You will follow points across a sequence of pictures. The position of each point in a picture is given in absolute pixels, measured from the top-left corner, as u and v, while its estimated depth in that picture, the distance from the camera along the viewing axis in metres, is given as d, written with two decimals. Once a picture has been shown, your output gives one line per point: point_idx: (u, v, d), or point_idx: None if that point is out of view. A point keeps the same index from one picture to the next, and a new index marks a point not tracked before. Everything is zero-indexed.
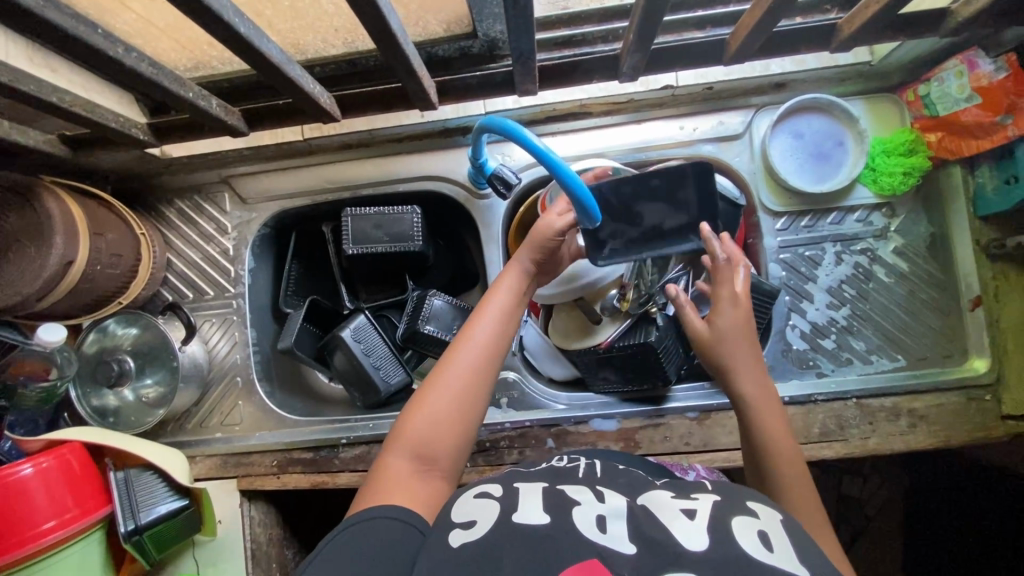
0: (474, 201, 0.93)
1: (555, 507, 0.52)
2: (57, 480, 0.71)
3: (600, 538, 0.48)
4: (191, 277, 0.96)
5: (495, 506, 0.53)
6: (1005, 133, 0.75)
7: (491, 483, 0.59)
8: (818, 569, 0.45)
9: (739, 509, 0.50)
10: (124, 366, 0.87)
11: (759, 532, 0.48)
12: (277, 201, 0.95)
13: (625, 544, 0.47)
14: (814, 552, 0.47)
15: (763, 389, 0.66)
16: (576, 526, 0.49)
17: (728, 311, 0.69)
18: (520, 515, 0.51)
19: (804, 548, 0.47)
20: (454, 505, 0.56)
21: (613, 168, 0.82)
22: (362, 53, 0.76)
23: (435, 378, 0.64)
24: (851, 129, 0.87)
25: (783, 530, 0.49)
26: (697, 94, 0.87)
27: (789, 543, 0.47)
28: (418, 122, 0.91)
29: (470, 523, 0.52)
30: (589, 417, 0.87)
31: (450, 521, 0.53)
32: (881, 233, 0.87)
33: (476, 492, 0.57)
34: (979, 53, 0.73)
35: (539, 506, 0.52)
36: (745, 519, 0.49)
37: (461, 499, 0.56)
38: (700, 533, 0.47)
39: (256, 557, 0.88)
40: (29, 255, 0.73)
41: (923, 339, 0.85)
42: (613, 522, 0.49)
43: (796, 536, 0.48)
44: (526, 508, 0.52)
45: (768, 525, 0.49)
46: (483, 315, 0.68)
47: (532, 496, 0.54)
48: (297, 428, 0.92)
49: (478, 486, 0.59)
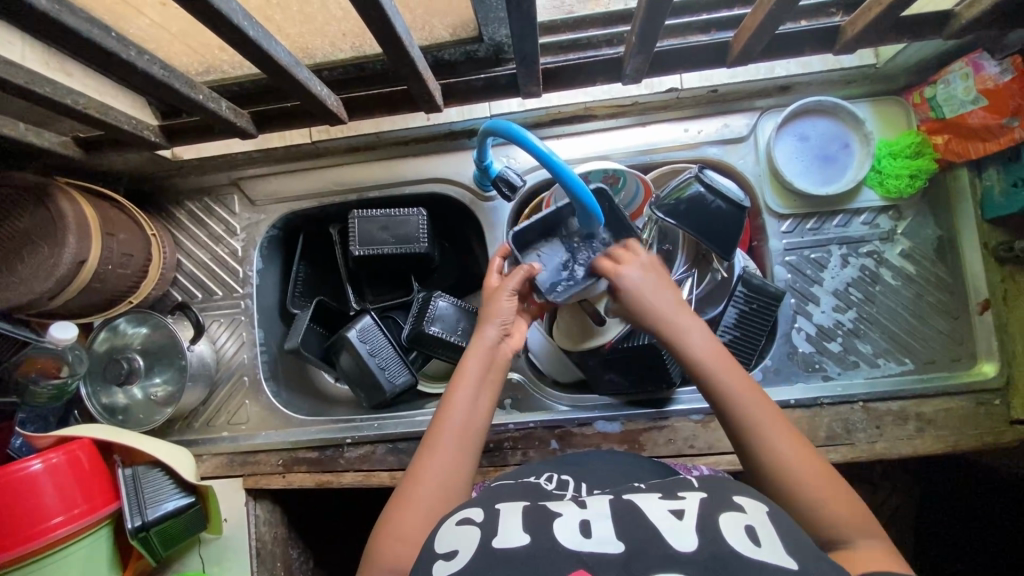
0: (479, 203, 0.93)
1: (534, 526, 0.51)
2: (67, 476, 0.72)
3: (584, 545, 0.48)
4: (201, 278, 0.97)
5: (475, 531, 0.52)
6: (1012, 134, 0.75)
7: (473, 506, 0.57)
8: (809, 561, 0.45)
9: (726, 505, 0.51)
10: (134, 364, 0.88)
11: (746, 526, 0.48)
12: (285, 203, 0.96)
13: (612, 544, 0.47)
14: (800, 539, 0.47)
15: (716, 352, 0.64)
16: (558, 539, 0.48)
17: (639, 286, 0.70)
18: (500, 540, 0.50)
19: (792, 537, 0.47)
20: (435, 535, 0.54)
21: (616, 169, 0.83)
22: (369, 58, 0.77)
23: (410, 481, 0.63)
24: (857, 132, 0.86)
25: (770, 522, 0.49)
26: (702, 96, 0.87)
27: (776, 535, 0.47)
28: (424, 125, 0.92)
29: (452, 554, 0.50)
30: (593, 419, 0.86)
31: (433, 553, 0.51)
32: (888, 236, 0.87)
33: (459, 518, 0.55)
34: (984, 55, 0.74)
35: (519, 525, 0.51)
36: (731, 515, 0.49)
37: (442, 530, 0.54)
38: (689, 532, 0.47)
39: (261, 556, 0.90)
40: (43, 254, 0.74)
41: (931, 342, 0.85)
42: (598, 525, 0.50)
43: (785, 532, 0.48)
44: (507, 531, 0.51)
45: (755, 519, 0.49)
46: (452, 407, 0.67)
47: (513, 516, 0.53)
48: (303, 427, 0.93)
49: (461, 509, 0.57)
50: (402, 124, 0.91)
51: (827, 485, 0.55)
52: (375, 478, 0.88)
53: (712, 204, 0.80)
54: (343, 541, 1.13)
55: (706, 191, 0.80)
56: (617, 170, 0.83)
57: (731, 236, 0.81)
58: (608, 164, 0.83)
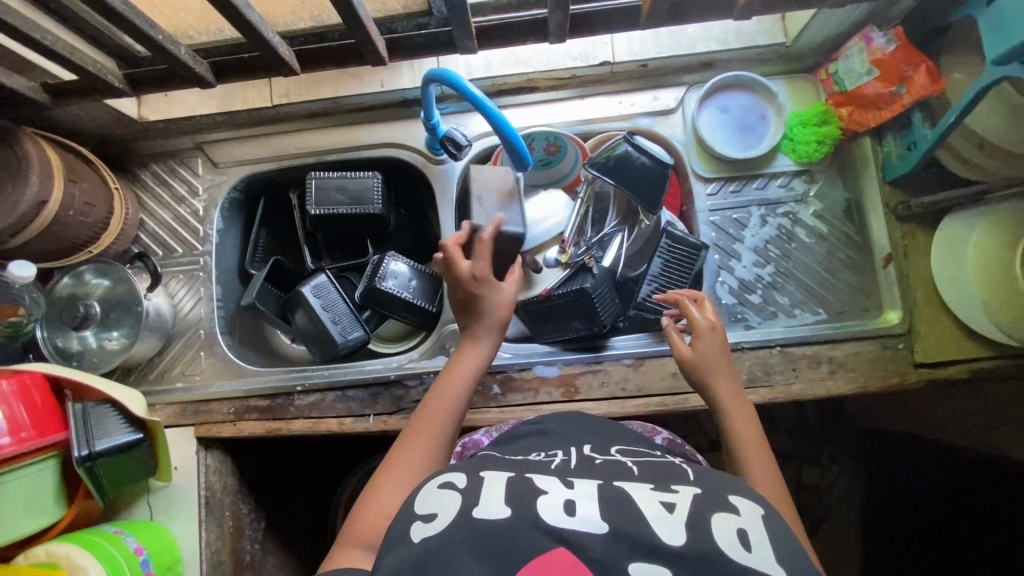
0: (431, 166, 1.00)
1: (518, 498, 0.51)
2: (18, 401, 0.75)
3: (566, 522, 0.48)
4: (162, 236, 1.01)
5: (458, 499, 0.52)
6: (901, 102, 0.84)
7: (456, 471, 0.57)
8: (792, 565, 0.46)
9: (720, 506, 0.50)
10: (90, 309, 0.91)
11: (738, 529, 0.48)
12: (246, 166, 1.02)
13: (596, 525, 0.47)
14: (793, 548, 0.47)
15: (736, 394, 0.73)
16: (541, 513, 0.48)
17: (710, 336, 0.76)
18: (480, 510, 0.50)
19: (781, 543, 0.48)
20: (416, 497, 0.54)
21: (554, 136, 0.94)
22: (328, 28, 0.83)
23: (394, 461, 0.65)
24: (772, 105, 0.95)
25: (765, 530, 0.48)
26: (633, 70, 0.96)
27: (767, 539, 0.47)
28: (379, 92, 0.98)
29: (431, 517, 0.51)
30: (533, 364, 0.91)
31: (412, 512, 0.52)
32: (801, 198, 0.95)
33: (441, 482, 0.55)
34: (873, 29, 0.83)
35: (501, 497, 0.51)
36: (725, 515, 0.49)
37: (423, 494, 0.54)
38: (679, 527, 0.47)
39: (209, 505, 0.92)
40: (7, 192, 0.79)
41: (842, 294, 0.92)
42: (583, 504, 0.49)
43: (777, 533, 0.48)
44: (488, 501, 0.50)
45: (748, 522, 0.49)
46: (440, 402, 0.72)
47: (497, 485, 0.53)
48: (255, 377, 0.97)
49: (442, 473, 0.57)
50: (359, 90, 0.98)
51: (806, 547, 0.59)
52: (323, 424, 0.92)
53: (637, 161, 0.87)
54: (291, 509, 1.15)
55: (633, 150, 0.87)
56: (557, 137, 0.94)
57: (656, 192, 0.88)
58: (550, 130, 0.94)
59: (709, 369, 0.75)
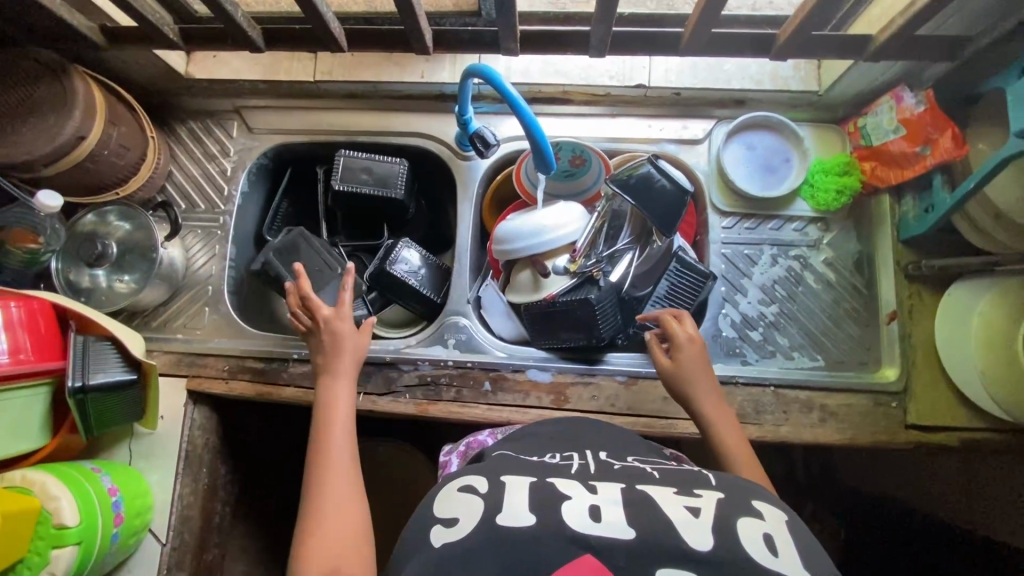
0: (457, 161, 1.02)
1: (540, 503, 0.49)
2: (22, 324, 0.77)
3: (592, 528, 0.46)
4: (188, 190, 1.03)
5: (478, 503, 0.50)
6: (924, 162, 0.84)
7: (476, 474, 0.55)
8: (819, 570, 0.44)
9: (745, 509, 0.49)
10: (106, 248, 0.93)
11: (763, 534, 0.46)
12: (279, 135, 1.05)
13: (622, 531, 0.46)
14: (816, 555, 0.46)
15: (721, 408, 0.74)
16: (565, 519, 0.47)
17: (690, 350, 0.77)
18: (504, 516, 0.48)
19: (810, 551, 0.46)
20: (436, 498, 0.53)
21: (579, 149, 0.96)
22: (378, 14, 0.86)
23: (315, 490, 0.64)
24: (797, 149, 0.97)
25: (788, 533, 0.47)
26: (667, 97, 0.99)
27: (793, 546, 0.46)
28: (417, 81, 1.01)
29: (452, 522, 0.49)
30: (527, 367, 0.92)
31: (431, 518, 0.51)
32: (814, 244, 0.96)
33: (461, 485, 0.54)
34: (905, 89, 0.85)
35: (525, 502, 0.49)
36: (749, 520, 0.47)
37: (443, 496, 0.53)
38: (705, 531, 0.46)
39: (189, 459, 0.93)
40: (48, 121, 0.82)
41: (842, 344, 0.92)
42: (609, 510, 0.48)
43: (803, 543, 0.46)
44: (512, 506, 0.49)
45: (772, 526, 0.47)
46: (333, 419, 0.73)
47: (519, 491, 0.50)
48: (254, 339, 0.97)
49: (462, 475, 0.56)
50: (399, 77, 1.01)
51: None
52: (313, 395, 0.93)
53: (658, 182, 0.89)
54: (262, 480, 1.15)
55: (655, 172, 0.89)
56: (582, 151, 0.96)
57: (672, 215, 0.89)
58: (577, 143, 0.96)
59: (693, 382, 0.75)
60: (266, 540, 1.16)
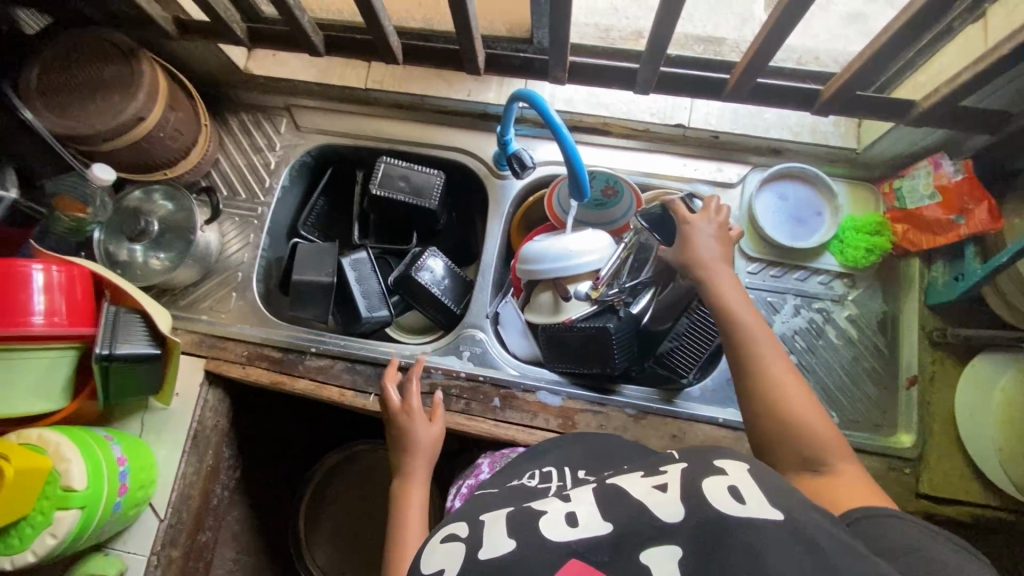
0: (492, 179, 1.05)
1: (517, 527, 0.50)
2: (62, 289, 0.80)
3: (572, 534, 0.47)
4: (231, 178, 1.07)
5: (461, 547, 0.51)
6: (957, 232, 0.85)
7: (458, 522, 0.55)
8: (792, 508, 0.44)
9: (708, 470, 0.49)
10: (148, 225, 0.97)
11: (729, 487, 0.47)
12: (325, 136, 1.08)
13: (599, 526, 0.47)
14: (784, 491, 0.46)
15: (718, 267, 0.77)
16: (545, 536, 0.47)
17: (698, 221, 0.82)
18: (485, 552, 0.48)
19: (776, 491, 0.46)
20: (421, 555, 0.53)
21: (613, 180, 0.98)
22: (434, 32, 0.90)
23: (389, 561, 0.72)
24: (830, 204, 0.97)
25: (751, 480, 0.47)
26: (705, 139, 1.00)
27: (760, 490, 0.46)
28: (464, 99, 1.04)
29: (437, 575, 0.49)
30: (538, 389, 0.93)
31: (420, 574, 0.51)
32: (839, 299, 0.96)
33: (445, 536, 0.54)
34: (943, 156, 0.86)
35: (502, 532, 0.50)
36: (714, 477, 0.48)
37: (428, 551, 0.53)
38: (673, 502, 0.46)
39: (196, 438, 0.94)
40: (114, 100, 0.86)
41: (859, 403, 0.91)
42: (583, 514, 0.49)
43: (767, 486, 0.47)
44: (492, 540, 0.49)
45: (736, 478, 0.48)
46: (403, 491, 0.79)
47: (497, 523, 0.51)
48: (276, 329, 0.99)
49: (445, 526, 0.56)
50: (446, 93, 1.04)
51: (805, 404, 0.64)
52: (325, 390, 0.94)
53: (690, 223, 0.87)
54: (261, 469, 1.16)
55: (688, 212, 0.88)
56: (615, 181, 0.98)
57: None
58: (606, 174, 0.98)
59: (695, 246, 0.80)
60: (258, 531, 1.17)
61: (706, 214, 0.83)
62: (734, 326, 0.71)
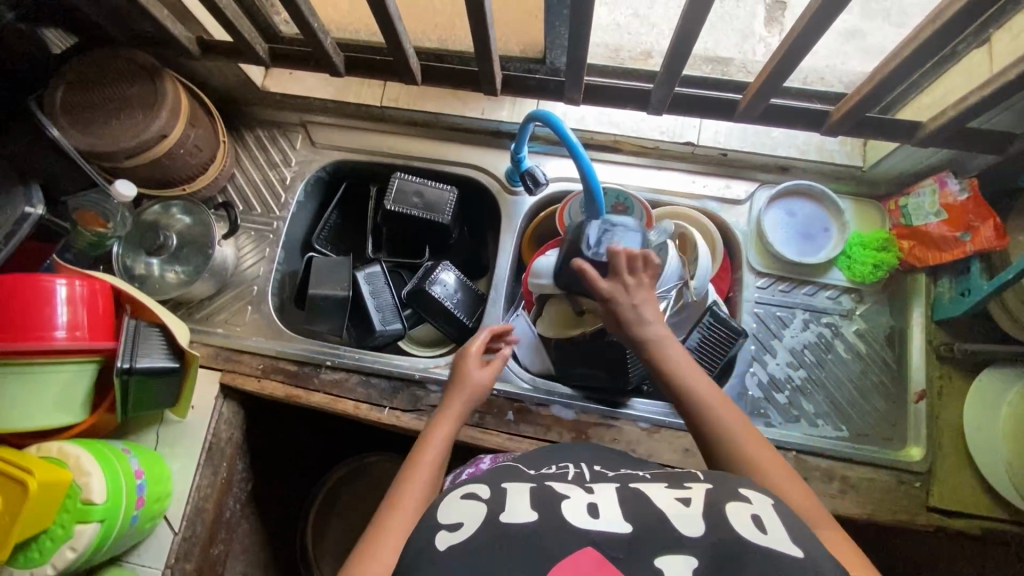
0: (505, 195, 1.07)
1: (543, 504, 0.51)
2: (84, 304, 0.81)
3: (592, 523, 0.48)
4: (247, 193, 1.09)
5: (481, 507, 0.52)
6: (963, 248, 0.87)
7: (478, 484, 0.56)
8: (808, 543, 0.46)
9: (732, 494, 0.51)
10: (166, 239, 0.99)
11: (751, 516, 0.48)
12: (340, 152, 1.10)
13: (621, 525, 0.47)
14: (803, 532, 0.47)
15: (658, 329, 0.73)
16: (568, 517, 0.48)
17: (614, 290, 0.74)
18: (507, 515, 0.49)
19: (798, 529, 0.48)
20: (439, 506, 0.54)
21: (624, 197, 0.99)
22: (450, 52, 0.92)
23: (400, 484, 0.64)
24: (836, 220, 0.99)
25: (775, 514, 0.49)
26: (714, 157, 1.02)
27: (780, 523, 0.48)
28: (478, 117, 1.06)
29: (456, 526, 0.50)
30: (551, 402, 0.94)
31: (436, 523, 0.52)
32: (847, 314, 0.97)
33: (464, 493, 0.54)
34: (949, 174, 0.88)
35: (527, 503, 0.51)
36: (739, 504, 0.49)
37: (447, 503, 0.54)
38: (695, 520, 0.47)
39: (211, 451, 0.95)
40: (137, 117, 0.88)
41: (868, 417, 0.92)
42: (606, 508, 0.50)
43: (788, 522, 0.48)
44: (514, 506, 0.50)
45: (761, 511, 0.49)
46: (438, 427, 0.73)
47: (519, 495, 0.52)
48: (290, 343, 1.00)
49: (465, 485, 0.56)
50: (460, 111, 1.06)
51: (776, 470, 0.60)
52: (340, 404, 0.95)
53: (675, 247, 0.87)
54: (272, 482, 1.16)
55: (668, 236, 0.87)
56: (626, 199, 0.99)
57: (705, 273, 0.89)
58: (618, 192, 1.00)
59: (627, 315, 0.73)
60: (268, 544, 1.17)
61: (617, 278, 0.75)
62: (686, 399, 0.67)
